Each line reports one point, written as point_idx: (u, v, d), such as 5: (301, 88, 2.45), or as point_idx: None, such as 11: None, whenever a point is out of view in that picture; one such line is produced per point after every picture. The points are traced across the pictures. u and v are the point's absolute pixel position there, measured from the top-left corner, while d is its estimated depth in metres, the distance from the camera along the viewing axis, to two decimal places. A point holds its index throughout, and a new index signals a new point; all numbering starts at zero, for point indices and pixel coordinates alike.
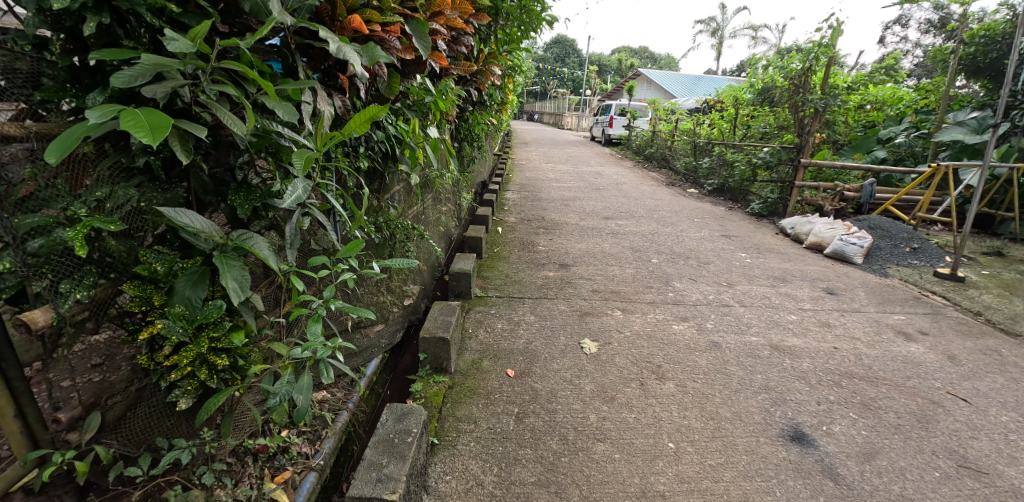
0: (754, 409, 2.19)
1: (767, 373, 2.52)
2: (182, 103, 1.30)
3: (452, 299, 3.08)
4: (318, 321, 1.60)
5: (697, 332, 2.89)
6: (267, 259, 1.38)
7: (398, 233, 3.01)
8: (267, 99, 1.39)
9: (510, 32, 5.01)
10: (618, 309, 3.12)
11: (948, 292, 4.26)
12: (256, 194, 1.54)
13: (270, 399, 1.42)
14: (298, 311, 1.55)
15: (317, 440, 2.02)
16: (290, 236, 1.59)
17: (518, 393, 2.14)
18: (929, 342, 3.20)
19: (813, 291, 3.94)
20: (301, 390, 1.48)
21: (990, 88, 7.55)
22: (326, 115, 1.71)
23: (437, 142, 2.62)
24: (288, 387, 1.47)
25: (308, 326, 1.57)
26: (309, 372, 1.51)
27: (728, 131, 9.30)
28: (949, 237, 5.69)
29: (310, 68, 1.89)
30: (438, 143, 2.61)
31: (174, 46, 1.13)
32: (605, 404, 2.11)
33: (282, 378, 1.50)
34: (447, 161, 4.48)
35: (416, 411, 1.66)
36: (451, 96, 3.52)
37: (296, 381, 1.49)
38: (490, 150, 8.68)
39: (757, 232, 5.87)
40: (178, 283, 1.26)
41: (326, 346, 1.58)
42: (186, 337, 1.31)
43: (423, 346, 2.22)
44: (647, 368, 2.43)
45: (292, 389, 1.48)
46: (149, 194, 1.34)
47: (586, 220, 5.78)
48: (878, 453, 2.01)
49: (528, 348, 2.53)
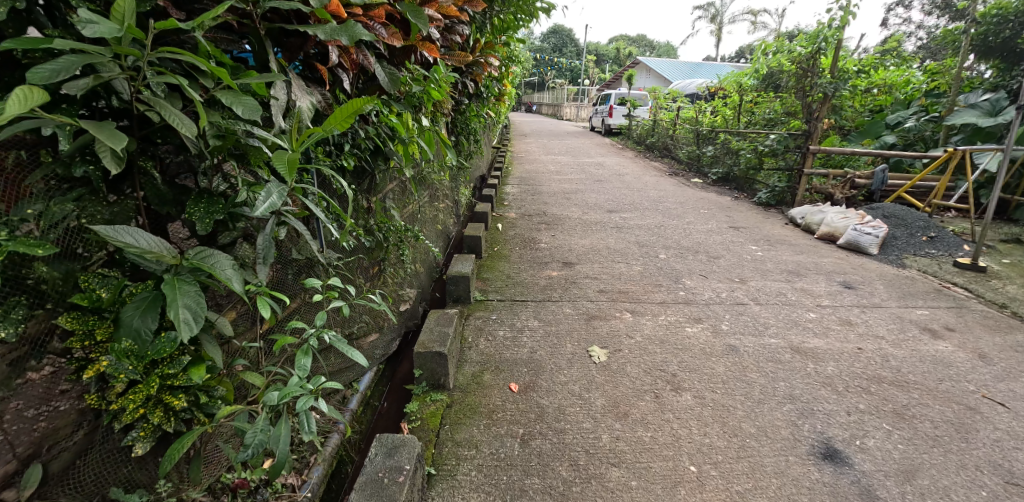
0: (780, 423, 2.02)
1: (791, 381, 2.34)
2: (120, 101, 1.13)
3: (450, 304, 2.90)
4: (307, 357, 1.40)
5: (712, 335, 2.70)
6: (229, 281, 1.18)
7: (392, 235, 2.83)
8: (222, 91, 1.21)
9: (506, 19, 4.79)
10: (627, 312, 2.93)
11: (971, 283, 4.07)
12: (219, 204, 1.35)
13: (241, 453, 1.16)
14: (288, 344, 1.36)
15: (304, 469, 1.86)
16: (261, 249, 1.38)
17: (522, 412, 1.96)
18: (956, 339, 3.02)
19: (830, 285, 3.75)
20: (278, 440, 1.22)
21: (1002, 68, 7.29)
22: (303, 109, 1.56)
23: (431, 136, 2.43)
24: (261, 437, 1.20)
25: (296, 359, 1.37)
26: (286, 420, 1.25)
27: (732, 118, 9.06)
28: (966, 224, 5.49)
29: (285, 59, 1.70)
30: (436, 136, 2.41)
31: (88, 31, 0.94)
32: (618, 422, 1.93)
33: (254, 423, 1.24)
34: (443, 156, 4.27)
35: (409, 443, 1.49)
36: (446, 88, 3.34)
37: (273, 430, 1.23)
38: (489, 143, 8.46)
39: (767, 223, 5.67)
40: (124, 312, 1.08)
41: (307, 390, 1.33)
42: (136, 376, 1.14)
43: (417, 362, 2.04)
44: (661, 378, 2.24)
45: (266, 440, 1.21)
46: (92, 209, 1.15)
47: (589, 214, 5.58)
48: (918, 471, 1.84)
49: (531, 358, 2.35)
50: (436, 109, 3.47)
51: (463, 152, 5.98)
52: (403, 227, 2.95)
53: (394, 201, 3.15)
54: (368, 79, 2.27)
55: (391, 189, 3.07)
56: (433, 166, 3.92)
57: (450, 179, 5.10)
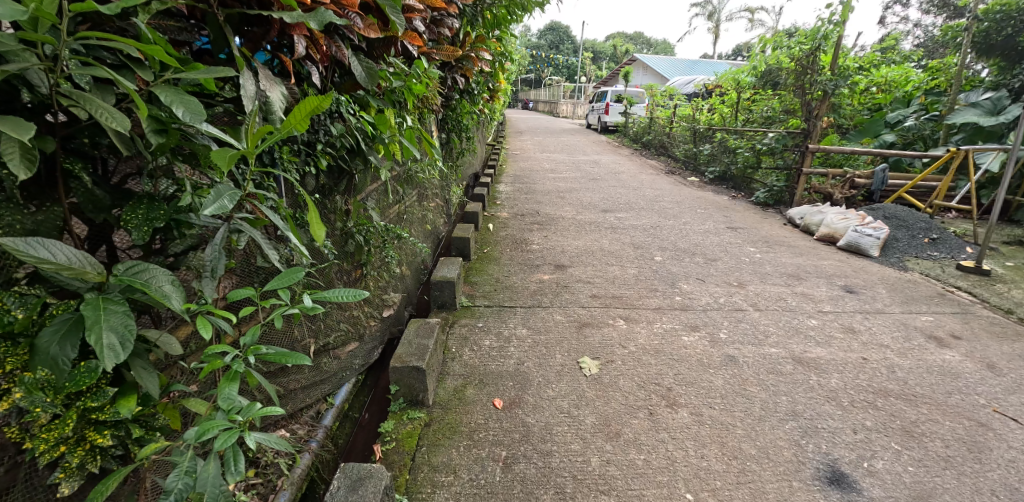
0: (783, 443, 1.89)
1: (793, 395, 2.21)
2: (37, 94, 0.96)
3: (435, 311, 2.75)
4: (235, 379, 1.17)
5: (710, 345, 2.56)
6: (163, 298, 1.00)
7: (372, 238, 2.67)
8: (161, 88, 1.05)
9: (498, 13, 4.62)
10: (621, 319, 2.78)
11: (975, 287, 3.95)
12: (163, 209, 1.20)
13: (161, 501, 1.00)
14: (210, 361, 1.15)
15: (270, 494, 1.71)
16: (211, 260, 1.20)
17: (506, 431, 1.82)
18: (963, 348, 2.90)
19: (832, 290, 3.62)
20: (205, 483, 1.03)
21: (1002, 66, 7.18)
22: (271, 103, 1.42)
23: (411, 132, 2.28)
24: (187, 479, 1.04)
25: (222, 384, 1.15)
26: (217, 461, 1.06)
27: (730, 116, 8.93)
28: (968, 226, 5.38)
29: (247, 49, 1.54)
30: (418, 134, 2.26)
31: None
32: (609, 443, 1.79)
33: (179, 465, 1.06)
34: (430, 154, 4.11)
35: (377, 475, 1.35)
36: (430, 83, 3.18)
37: (201, 471, 1.05)
38: (482, 140, 8.30)
39: (765, 224, 5.54)
40: (40, 337, 0.92)
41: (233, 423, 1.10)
42: (57, 411, 0.96)
43: (394, 377, 1.89)
44: (655, 393, 2.11)
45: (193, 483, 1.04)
46: (8, 217, 0.98)
47: (583, 214, 5.43)
48: (931, 497, 1.71)
49: (518, 371, 2.21)
50: (420, 105, 3.31)
51: (454, 149, 5.81)
52: (385, 229, 2.80)
53: (376, 202, 2.99)
54: (343, 73, 2.11)
55: (373, 190, 2.92)
56: (420, 164, 3.76)
57: (440, 177, 4.94)
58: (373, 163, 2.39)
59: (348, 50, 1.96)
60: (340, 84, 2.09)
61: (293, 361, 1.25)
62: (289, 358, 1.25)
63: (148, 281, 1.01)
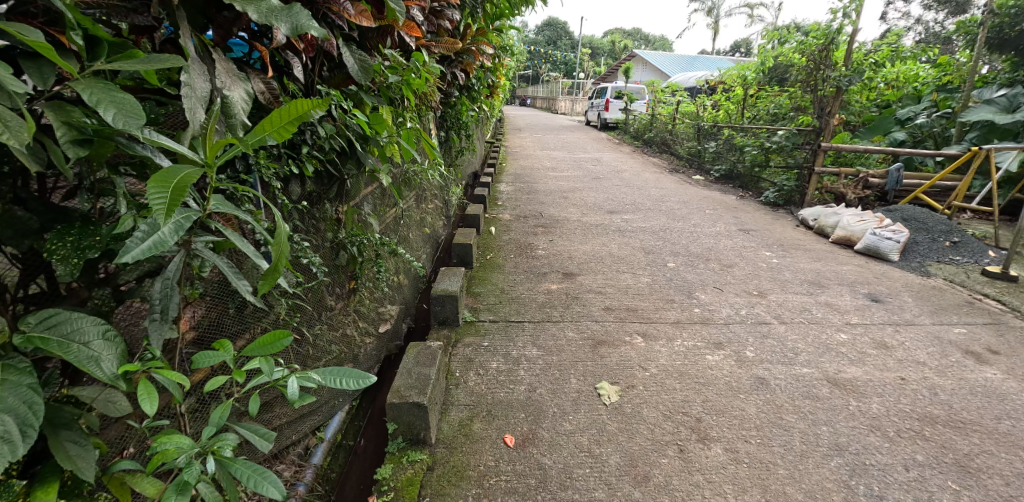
0: (830, 485, 1.67)
1: (833, 424, 2.00)
2: None
3: (436, 327, 2.53)
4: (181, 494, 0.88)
5: (737, 365, 2.35)
6: (84, 364, 0.77)
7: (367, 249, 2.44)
8: (82, 84, 0.84)
9: (500, 4, 4.37)
10: (638, 336, 2.56)
11: (1004, 294, 3.75)
12: (99, 233, 0.97)
13: None
14: (155, 459, 0.90)
15: None
16: (159, 301, 1.04)
17: (520, 475, 1.60)
18: (1004, 364, 2.69)
19: (856, 299, 3.41)
20: None
21: (1017, 62, 6.98)
22: (233, 102, 1.23)
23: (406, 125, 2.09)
24: None
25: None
26: None
27: (736, 113, 8.71)
28: (988, 227, 5.18)
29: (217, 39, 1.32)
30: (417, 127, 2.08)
31: None
32: (637, 489, 1.57)
33: None
34: (429, 155, 3.87)
35: None
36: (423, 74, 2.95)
37: None
38: (481, 138, 8.05)
39: (777, 225, 5.33)
40: None
41: None
42: None
43: (391, 414, 1.67)
44: (683, 424, 1.89)
45: None
46: None
47: (589, 215, 5.21)
48: None
49: (530, 400, 1.98)
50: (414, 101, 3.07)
51: (454, 148, 5.57)
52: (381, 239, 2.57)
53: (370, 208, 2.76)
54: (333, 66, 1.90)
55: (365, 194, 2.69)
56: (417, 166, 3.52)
57: (439, 178, 4.70)
58: (367, 166, 2.16)
59: (337, 41, 1.74)
60: (327, 78, 1.86)
61: (257, 486, 0.96)
62: (260, 486, 0.95)
63: (71, 339, 0.79)
